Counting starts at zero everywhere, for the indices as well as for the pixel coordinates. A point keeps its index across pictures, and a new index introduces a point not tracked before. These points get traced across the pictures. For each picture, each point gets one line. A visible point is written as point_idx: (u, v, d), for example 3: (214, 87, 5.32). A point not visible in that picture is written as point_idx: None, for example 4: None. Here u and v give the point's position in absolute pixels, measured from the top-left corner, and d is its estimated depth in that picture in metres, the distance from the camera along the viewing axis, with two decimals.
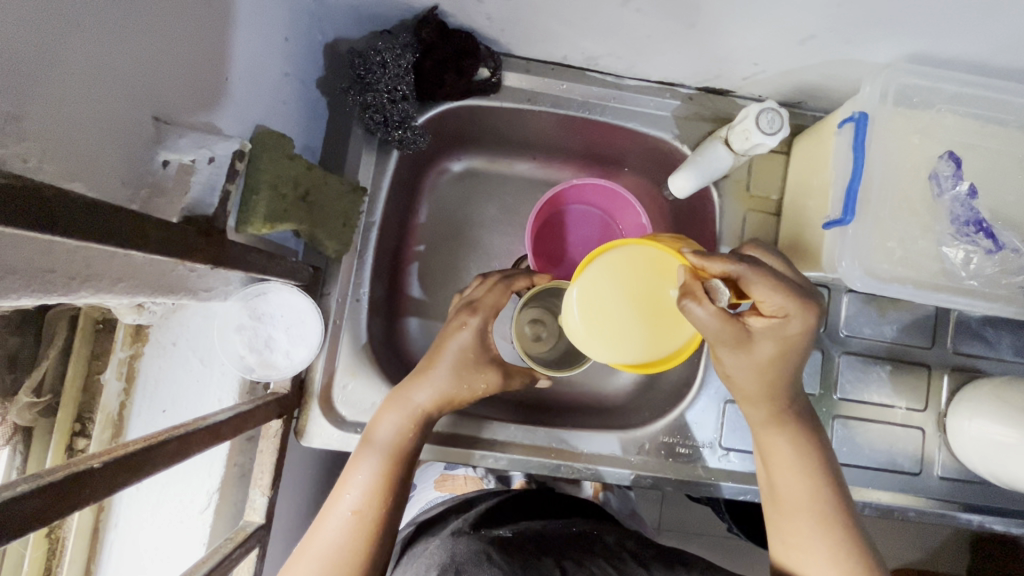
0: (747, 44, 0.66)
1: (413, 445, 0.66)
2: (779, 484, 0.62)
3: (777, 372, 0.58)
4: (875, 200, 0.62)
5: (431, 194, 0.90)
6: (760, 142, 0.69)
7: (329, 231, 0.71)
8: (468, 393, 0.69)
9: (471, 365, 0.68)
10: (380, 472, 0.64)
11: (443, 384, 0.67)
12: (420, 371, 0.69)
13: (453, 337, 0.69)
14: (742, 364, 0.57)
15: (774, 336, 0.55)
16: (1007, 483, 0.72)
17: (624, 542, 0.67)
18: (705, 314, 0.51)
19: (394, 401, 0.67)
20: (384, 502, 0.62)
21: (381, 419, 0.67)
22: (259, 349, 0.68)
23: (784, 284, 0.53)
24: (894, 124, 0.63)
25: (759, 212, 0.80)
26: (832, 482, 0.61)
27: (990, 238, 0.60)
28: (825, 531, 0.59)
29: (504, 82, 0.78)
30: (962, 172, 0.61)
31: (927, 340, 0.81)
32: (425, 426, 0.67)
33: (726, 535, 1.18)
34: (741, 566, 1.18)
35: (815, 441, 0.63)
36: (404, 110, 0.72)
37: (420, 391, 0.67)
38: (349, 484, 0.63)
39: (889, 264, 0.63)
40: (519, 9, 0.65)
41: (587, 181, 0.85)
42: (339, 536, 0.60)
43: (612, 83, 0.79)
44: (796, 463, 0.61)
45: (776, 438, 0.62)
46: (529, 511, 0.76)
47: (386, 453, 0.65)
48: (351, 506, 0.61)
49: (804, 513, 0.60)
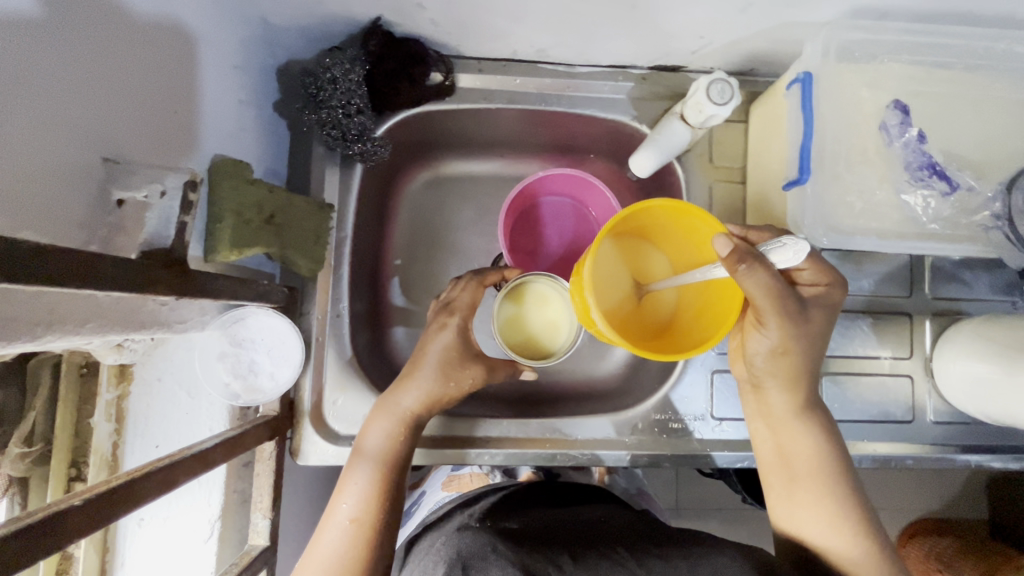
0: (688, 17, 0.67)
1: (405, 447, 0.67)
2: (796, 464, 0.64)
3: (804, 345, 0.62)
4: (829, 157, 0.63)
5: (402, 204, 0.91)
6: (714, 113, 0.70)
7: (301, 251, 0.71)
8: (455, 390, 0.69)
9: (454, 364, 0.69)
10: (376, 478, 0.64)
11: (427, 386, 0.68)
12: (406, 374, 0.70)
13: (436, 338, 0.70)
14: (790, 335, 0.60)
15: (821, 304, 0.62)
16: (997, 419, 0.74)
17: (630, 526, 0.68)
18: (759, 276, 0.53)
19: (382, 407, 0.68)
20: (380, 507, 0.63)
21: (371, 427, 0.67)
22: (242, 374, 0.67)
23: (819, 258, 0.64)
24: (841, 77, 0.63)
25: (725, 182, 0.81)
26: (840, 457, 0.64)
27: (944, 180, 0.62)
28: (835, 505, 0.61)
29: (459, 84, 0.79)
30: (911, 119, 0.62)
31: (906, 289, 0.82)
32: (414, 430, 0.68)
33: (742, 507, 1.19)
34: (762, 537, 1.19)
35: (828, 427, 0.65)
36: (361, 124, 0.73)
37: (407, 395, 0.68)
38: (345, 492, 0.64)
39: (851, 217, 0.63)
40: (460, 10, 0.67)
41: (557, 172, 0.87)
42: (339, 545, 0.60)
43: (565, 73, 0.80)
44: (809, 448, 0.64)
45: (795, 427, 0.65)
46: (534, 500, 0.76)
47: (379, 461, 0.65)
48: (349, 515, 0.62)
49: (808, 474, 0.63)
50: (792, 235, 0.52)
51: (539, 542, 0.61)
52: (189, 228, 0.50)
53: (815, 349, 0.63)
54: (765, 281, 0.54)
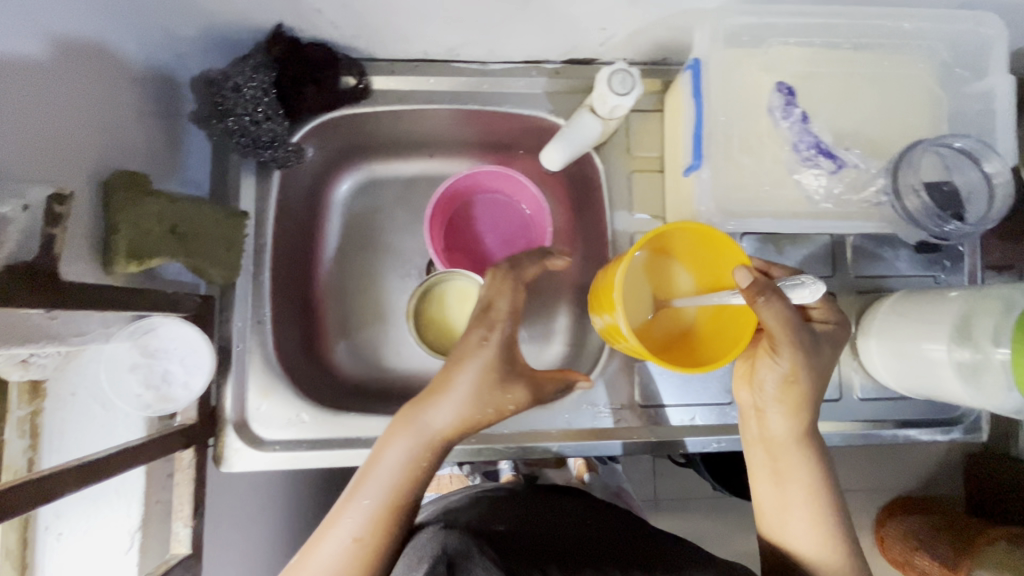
0: (584, 9, 0.68)
1: (425, 471, 0.60)
2: (793, 490, 0.65)
3: (814, 379, 0.63)
4: (721, 141, 0.64)
5: (334, 209, 0.92)
6: (618, 102, 0.70)
7: (213, 260, 0.70)
8: (490, 413, 0.61)
9: (494, 384, 0.60)
10: (388, 503, 0.58)
11: (459, 409, 0.59)
12: (435, 388, 0.61)
13: (475, 352, 0.60)
14: (802, 368, 0.62)
15: (833, 340, 0.66)
16: (918, 392, 0.75)
17: (625, 535, 0.65)
18: (778, 311, 0.57)
19: (407, 424, 0.60)
20: (384, 530, 0.58)
21: (391, 443, 0.60)
22: (155, 385, 0.66)
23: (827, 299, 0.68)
24: (729, 62, 0.64)
25: (645, 171, 0.82)
26: (831, 485, 0.66)
27: (830, 158, 0.64)
28: (822, 527, 0.64)
29: (373, 86, 0.80)
30: (796, 99, 0.64)
31: (828, 269, 0.83)
32: (439, 453, 0.61)
33: (710, 495, 1.20)
34: (729, 523, 1.19)
35: (828, 456, 0.67)
36: (271, 130, 0.73)
37: (439, 413, 0.60)
38: (350, 506, 0.58)
39: (746, 200, 0.64)
40: (359, 12, 0.67)
41: (480, 171, 0.87)
42: (338, 561, 0.55)
43: (479, 71, 0.81)
44: (808, 474, 0.65)
45: (796, 454, 0.65)
46: (527, 496, 0.74)
47: (395, 483, 0.59)
48: (354, 534, 0.56)
49: (798, 493, 0.65)
50: (808, 275, 0.58)
51: (534, 554, 0.58)
52: (57, 241, 0.49)
53: (824, 382, 0.65)
54: (786, 314, 0.58)
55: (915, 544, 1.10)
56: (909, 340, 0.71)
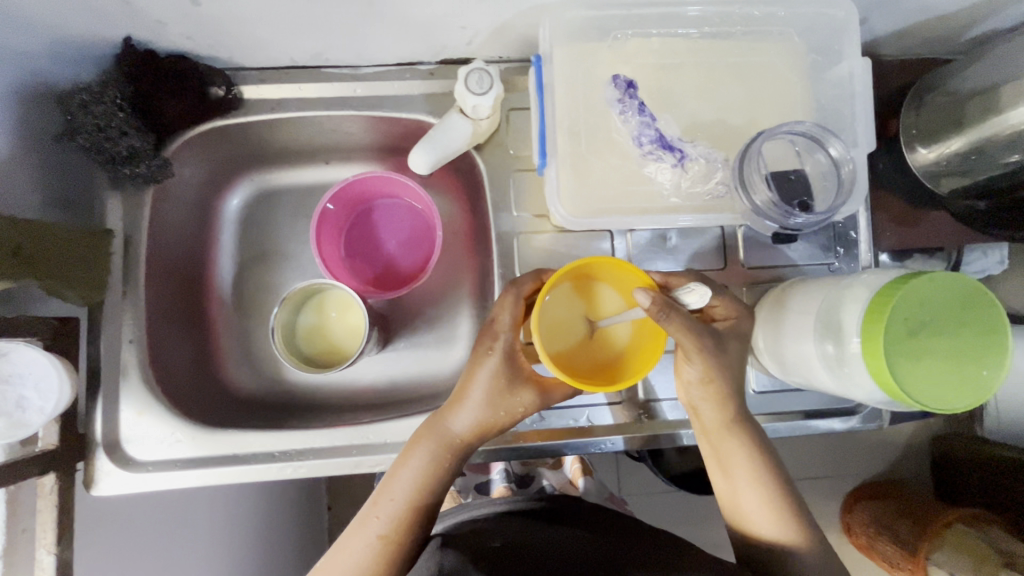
0: (433, 9, 0.66)
1: (445, 472, 0.65)
2: (745, 485, 0.64)
3: (728, 375, 0.63)
4: (566, 138, 0.63)
5: (225, 222, 0.90)
6: (476, 103, 0.69)
7: (71, 282, 0.69)
8: (505, 417, 0.64)
9: (504, 389, 0.63)
10: (409, 502, 0.63)
11: (477, 414, 0.63)
12: (454, 399, 0.66)
13: (482, 364, 0.63)
14: (715, 368, 0.62)
15: (737, 335, 0.65)
16: (801, 382, 0.73)
17: (627, 524, 0.68)
18: (678, 318, 0.57)
19: (431, 429, 0.65)
20: (412, 528, 0.63)
21: (415, 450, 0.65)
22: (7, 411, 0.64)
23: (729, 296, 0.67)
24: (569, 57, 0.63)
25: (529, 169, 0.80)
26: (778, 475, 0.65)
27: (671, 150, 0.63)
28: (789, 516, 0.63)
29: (244, 96, 0.78)
30: (635, 90, 0.63)
31: (720, 261, 0.81)
32: (461, 454, 0.65)
33: (658, 492, 1.17)
34: (676, 519, 1.16)
35: (771, 444, 0.67)
36: (130, 146, 0.71)
37: (459, 419, 0.64)
38: (379, 506, 0.63)
39: (594, 199, 0.64)
40: (205, 22, 0.66)
41: (368, 175, 0.84)
42: (363, 559, 0.61)
43: (350, 76, 0.79)
44: (759, 467, 0.64)
45: (742, 446, 0.65)
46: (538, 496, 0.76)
47: (416, 483, 0.63)
48: (378, 532, 0.61)
49: (747, 483, 0.64)
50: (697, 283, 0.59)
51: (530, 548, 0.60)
52: None
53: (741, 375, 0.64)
54: (685, 323, 0.58)
55: (876, 529, 1.09)
56: (785, 328, 0.70)
